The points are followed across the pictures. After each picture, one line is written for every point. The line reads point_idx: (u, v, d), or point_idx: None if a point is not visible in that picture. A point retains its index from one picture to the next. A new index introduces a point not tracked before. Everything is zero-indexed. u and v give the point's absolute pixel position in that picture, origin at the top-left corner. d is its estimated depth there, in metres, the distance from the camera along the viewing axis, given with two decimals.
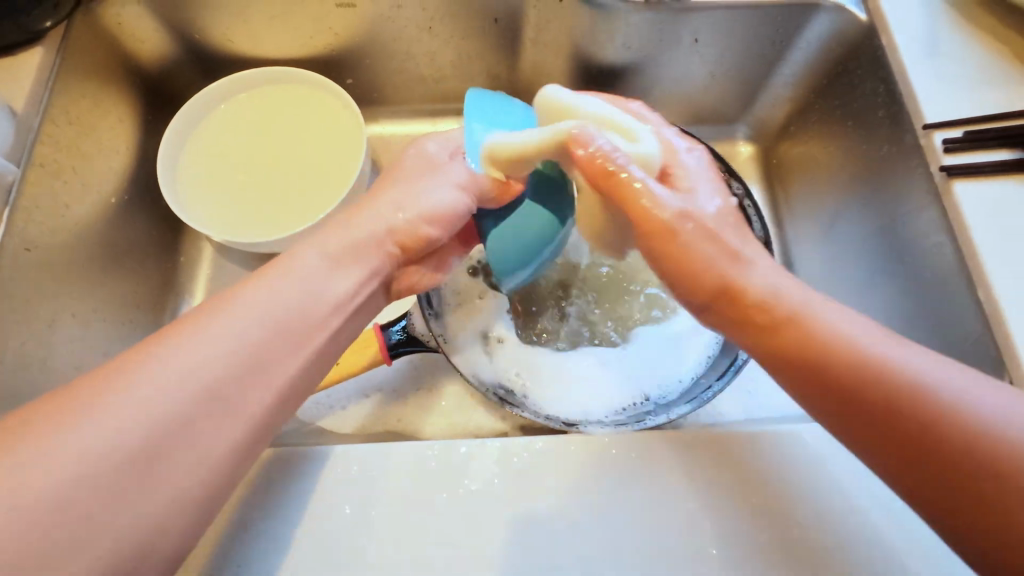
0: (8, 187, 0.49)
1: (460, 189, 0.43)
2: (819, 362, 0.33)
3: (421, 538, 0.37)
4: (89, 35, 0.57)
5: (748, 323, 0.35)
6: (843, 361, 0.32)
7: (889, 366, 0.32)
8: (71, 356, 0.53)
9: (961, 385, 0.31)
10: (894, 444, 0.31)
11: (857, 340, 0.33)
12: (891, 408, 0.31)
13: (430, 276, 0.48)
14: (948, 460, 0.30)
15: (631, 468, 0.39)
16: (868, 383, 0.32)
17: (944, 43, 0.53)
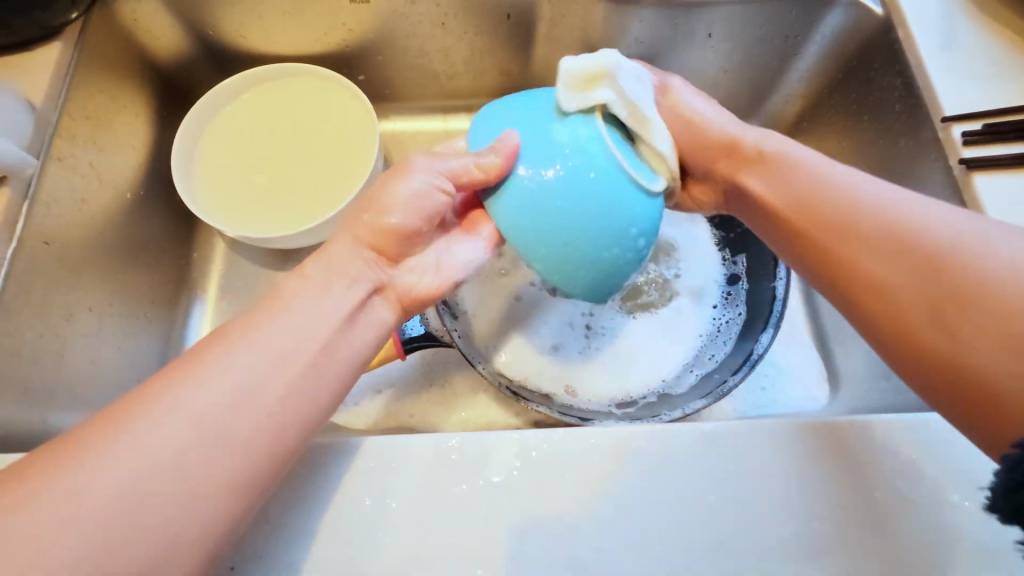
0: (26, 181, 0.49)
1: (431, 181, 0.44)
2: (867, 279, 0.36)
3: (441, 529, 0.37)
4: (106, 31, 0.57)
5: (767, 174, 0.43)
6: (867, 233, 0.36)
7: (917, 223, 0.35)
8: (87, 350, 0.53)
9: (1014, 245, 0.32)
10: (908, 275, 0.34)
11: (818, 171, 0.40)
12: (903, 229, 0.35)
13: (429, 275, 0.47)
14: (928, 294, 0.33)
15: (651, 461, 0.39)
16: (868, 220, 0.36)
17: (962, 36, 0.53)
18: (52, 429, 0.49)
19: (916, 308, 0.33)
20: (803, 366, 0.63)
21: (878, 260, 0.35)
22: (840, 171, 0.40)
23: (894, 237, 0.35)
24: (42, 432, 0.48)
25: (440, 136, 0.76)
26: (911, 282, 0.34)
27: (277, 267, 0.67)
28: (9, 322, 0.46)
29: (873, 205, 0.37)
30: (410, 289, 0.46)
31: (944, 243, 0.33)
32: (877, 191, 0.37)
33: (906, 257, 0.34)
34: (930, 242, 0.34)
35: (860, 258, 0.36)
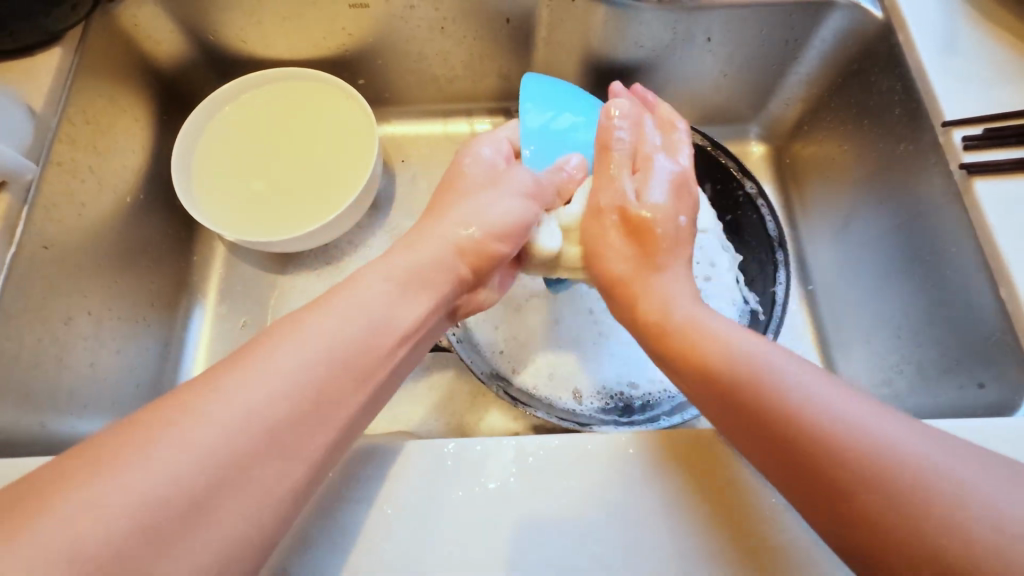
0: (25, 186, 0.49)
1: (525, 205, 0.45)
2: (790, 441, 0.30)
3: (438, 536, 0.37)
4: (106, 36, 0.58)
5: (703, 379, 0.34)
6: (773, 434, 0.30)
7: (788, 390, 0.31)
8: (86, 354, 0.53)
9: (972, 477, 0.26)
10: (846, 525, 0.28)
11: (770, 368, 0.32)
12: (826, 463, 0.28)
13: (496, 293, 0.49)
14: (873, 514, 0.27)
15: (648, 467, 0.39)
16: (825, 449, 0.28)
17: (963, 41, 0.53)
18: (50, 433, 0.49)
19: (875, 523, 0.27)
20: None
21: (790, 450, 0.30)
22: (770, 354, 0.33)
23: (824, 480, 0.28)
24: (40, 436, 0.48)
25: (440, 140, 0.76)
26: (849, 512, 0.27)
27: (278, 271, 0.67)
28: (8, 326, 0.46)
29: (798, 436, 0.29)
30: (479, 305, 0.48)
31: (874, 453, 0.28)
32: (816, 411, 0.30)
33: (863, 516, 0.27)
34: (862, 478, 0.27)
35: (786, 423, 0.30)
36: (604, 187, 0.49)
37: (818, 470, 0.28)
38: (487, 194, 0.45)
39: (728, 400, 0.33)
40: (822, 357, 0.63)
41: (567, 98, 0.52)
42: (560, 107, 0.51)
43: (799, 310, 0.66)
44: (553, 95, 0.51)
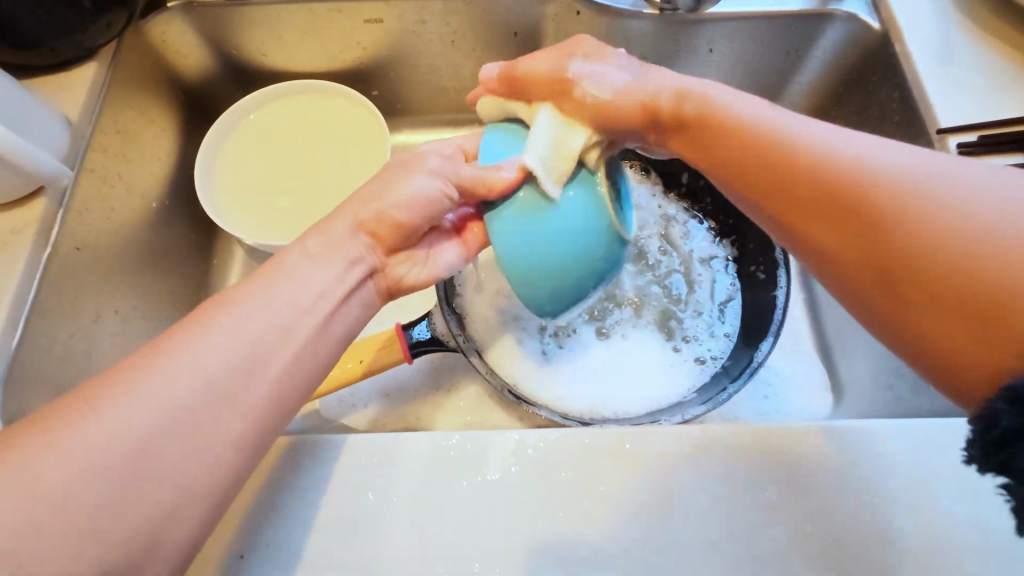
0: (61, 191, 0.52)
1: (437, 187, 0.42)
2: (800, 182, 0.36)
3: (440, 523, 0.38)
4: (137, 51, 0.61)
5: (722, 163, 0.40)
6: (772, 153, 0.37)
7: (794, 142, 0.37)
8: (113, 350, 0.56)
9: (993, 216, 0.29)
10: (875, 254, 0.33)
11: (800, 131, 0.37)
12: (841, 194, 0.34)
13: (416, 271, 0.47)
14: (899, 240, 0.32)
15: (645, 461, 0.40)
16: (805, 173, 0.35)
17: (959, 51, 0.54)
18: None
19: (884, 230, 0.32)
20: (806, 375, 0.63)
21: (814, 184, 0.35)
22: (792, 118, 0.38)
23: (840, 205, 0.34)
24: None
25: None
26: (863, 255, 0.33)
27: None
28: (43, 321, 0.49)
29: (815, 181, 0.35)
30: (400, 278, 0.46)
31: (862, 171, 0.33)
32: (839, 143, 0.35)
33: (848, 232, 0.34)
34: (883, 209, 0.32)
35: (808, 180, 0.35)
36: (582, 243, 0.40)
37: (843, 192, 0.34)
38: (398, 176, 0.44)
39: (770, 200, 0.38)
40: (824, 361, 0.63)
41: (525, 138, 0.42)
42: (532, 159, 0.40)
43: (802, 316, 0.67)
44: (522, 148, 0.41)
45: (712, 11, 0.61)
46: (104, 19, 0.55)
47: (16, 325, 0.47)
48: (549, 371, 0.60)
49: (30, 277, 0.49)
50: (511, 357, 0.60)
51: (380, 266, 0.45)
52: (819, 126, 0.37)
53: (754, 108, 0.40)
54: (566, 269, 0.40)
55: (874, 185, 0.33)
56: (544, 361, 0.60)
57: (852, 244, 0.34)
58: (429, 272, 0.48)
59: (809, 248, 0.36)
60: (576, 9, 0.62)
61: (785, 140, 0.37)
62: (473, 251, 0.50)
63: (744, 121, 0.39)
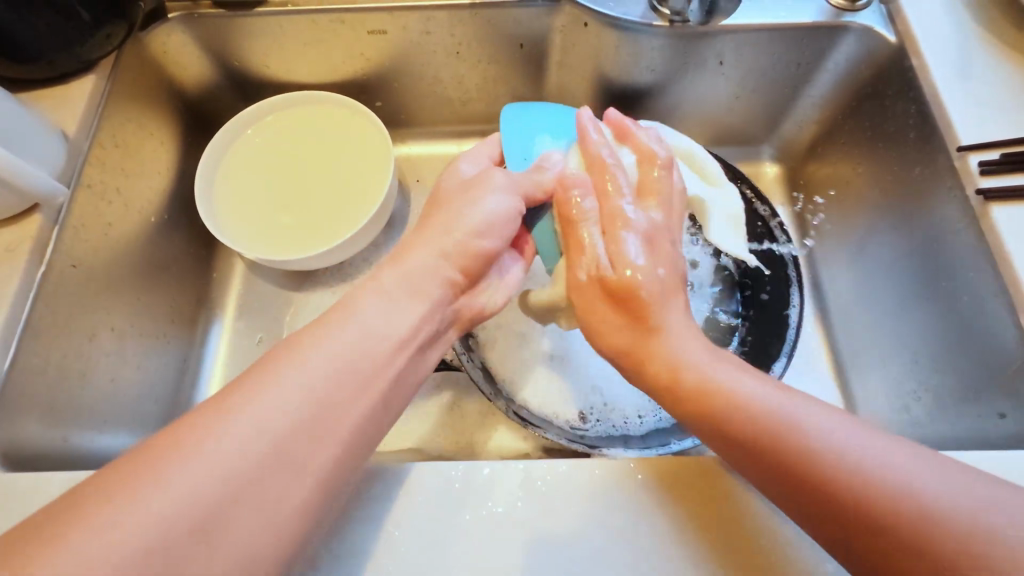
0: (56, 208, 0.51)
1: (511, 202, 0.46)
2: (765, 450, 0.33)
3: (444, 559, 0.37)
4: (137, 63, 0.60)
5: (677, 391, 0.38)
6: (744, 429, 0.34)
7: (745, 403, 0.35)
8: (109, 369, 0.54)
9: (908, 467, 0.31)
10: (797, 489, 0.32)
11: (772, 405, 0.35)
12: (749, 433, 0.34)
13: (498, 292, 0.49)
14: (833, 504, 0.31)
15: (656, 495, 0.38)
16: (740, 422, 0.35)
17: (978, 66, 0.53)
18: (72, 447, 0.50)
19: (820, 493, 0.31)
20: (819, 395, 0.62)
21: (756, 441, 0.34)
22: (762, 392, 0.36)
23: (776, 463, 0.33)
24: (64, 451, 0.49)
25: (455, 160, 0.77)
26: (799, 492, 0.32)
27: (295, 288, 0.69)
28: (36, 343, 0.48)
29: (756, 437, 0.34)
30: (483, 304, 0.48)
31: (795, 438, 0.33)
32: (715, 373, 0.37)
33: (795, 481, 0.32)
34: (821, 471, 0.31)
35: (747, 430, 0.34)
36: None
37: (794, 460, 0.32)
38: (469, 197, 0.46)
39: (643, 376, 0.41)
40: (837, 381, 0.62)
41: (532, 124, 0.53)
42: (547, 134, 0.53)
43: (814, 334, 0.65)
44: (543, 120, 0.54)
45: (723, 24, 0.59)
46: (102, 31, 0.54)
47: (9, 347, 0.46)
48: (560, 395, 0.57)
49: (22, 298, 0.47)
50: (517, 379, 0.58)
51: (460, 299, 0.45)
52: (783, 394, 0.35)
53: (750, 376, 0.37)
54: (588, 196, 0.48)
55: (802, 462, 0.32)
56: (553, 384, 0.58)
57: (789, 472, 0.32)
58: (504, 292, 0.49)
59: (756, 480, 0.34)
60: (584, 21, 0.61)
61: (679, 368, 0.38)
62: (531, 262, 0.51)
63: (672, 360, 0.39)
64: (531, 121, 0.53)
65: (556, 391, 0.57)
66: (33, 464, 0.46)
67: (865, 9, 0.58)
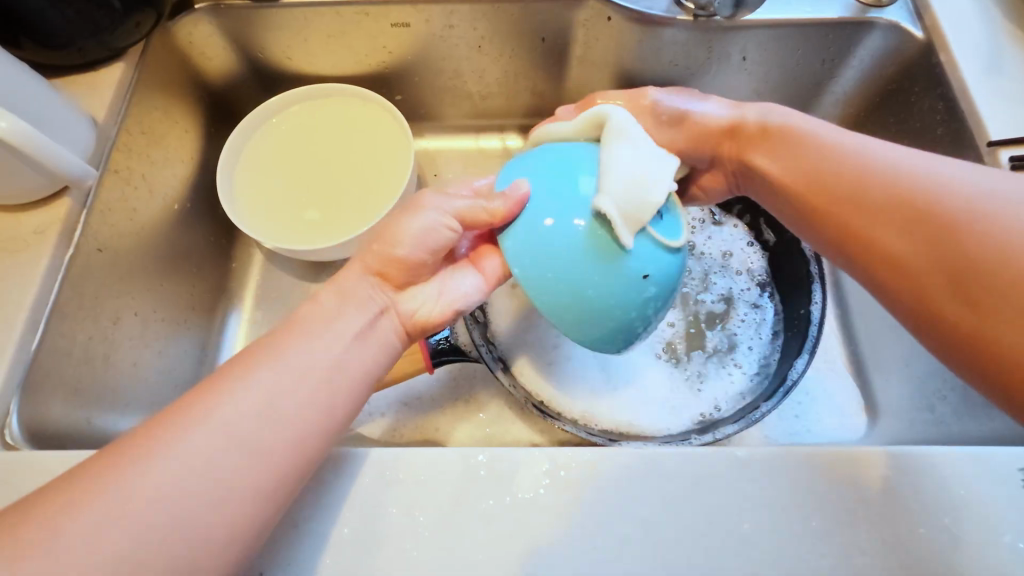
0: (85, 192, 0.51)
1: (439, 220, 0.43)
2: (904, 218, 0.37)
3: (466, 546, 0.37)
4: (163, 53, 0.61)
5: (824, 197, 0.41)
6: (894, 197, 0.37)
7: (864, 153, 0.40)
8: (131, 353, 0.55)
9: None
10: (935, 253, 0.35)
11: (892, 161, 0.39)
12: (813, 172, 0.42)
13: (431, 304, 0.46)
14: (973, 254, 0.33)
15: (680, 485, 0.38)
16: (904, 196, 0.37)
17: (1007, 63, 0.53)
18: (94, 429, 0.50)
19: (952, 256, 0.34)
20: (839, 394, 0.61)
21: (921, 225, 0.36)
22: (886, 147, 0.40)
23: (910, 211, 0.36)
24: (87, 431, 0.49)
25: (473, 155, 0.77)
26: (922, 245, 0.36)
27: (312, 279, 0.69)
28: (63, 324, 0.49)
29: (910, 207, 0.37)
30: (415, 312, 0.45)
31: (954, 205, 0.35)
32: (872, 150, 0.40)
33: (880, 215, 0.38)
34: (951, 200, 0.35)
35: (855, 165, 0.40)
36: (643, 256, 0.38)
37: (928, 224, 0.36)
38: (407, 212, 0.44)
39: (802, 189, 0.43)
40: (858, 379, 0.61)
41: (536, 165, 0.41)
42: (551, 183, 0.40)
43: (833, 331, 0.65)
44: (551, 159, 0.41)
45: (747, 19, 0.59)
46: (132, 20, 0.55)
47: (37, 327, 0.46)
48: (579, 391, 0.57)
49: (52, 280, 0.48)
50: (535, 373, 0.58)
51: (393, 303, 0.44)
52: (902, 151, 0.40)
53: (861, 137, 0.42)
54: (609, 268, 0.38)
55: (944, 208, 0.35)
56: (572, 378, 0.58)
57: (850, 216, 0.39)
58: (441, 306, 0.46)
59: (819, 237, 0.42)
60: (607, 15, 0.61)
61: (771, 127, 0.46)
62: (490, 284, 0.47)
63: (763, 116, 0.47)
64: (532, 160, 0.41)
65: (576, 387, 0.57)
66: (57, 444, 0.46)
67: (892, 4, 0.58)
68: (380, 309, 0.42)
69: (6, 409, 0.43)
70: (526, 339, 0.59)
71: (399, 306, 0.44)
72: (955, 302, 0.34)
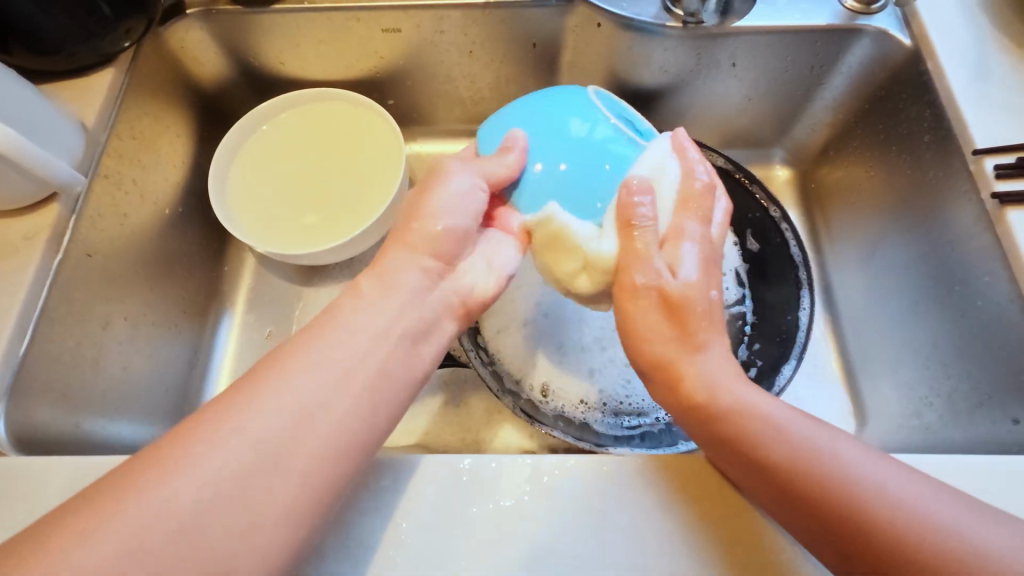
0: (75, 197, 0.51)
1: (474, 184, 0.44)
2: (804, 494, 0.33)
3: (449, 552, 0.37)
4: (155, 58, 0.61)
5: (716, 442, 0.37)
6: (793, 472, 0.34)
7: (756, 416, 0.36)
8: (121, 358, 0.55)
9: (916, 496, 0.32)
10: (842, 557, 0.32)
11: (779, 425, 0.36)
12: (777, 462, 0.34)
13: (485, 278, 0.46)
14: (880, 551, 0.31)
15: (663, 492, 0.38)
16: (806, 474, 0.33)
17: (994, 71, 0.53)
18: (84, 433, 0.50)
19: (857, 548, 0.32)
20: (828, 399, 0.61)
21: (829, 507, 0.32)
22: (775, 408, 0.37)
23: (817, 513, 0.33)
24: (76, 436, 0.49)
25: None
26: (823, 524, 0.33)
27: (304, 283, 0.69)
28: (52, 329, 0.49)
29: (815, 485, 0.33)
30: (469, 289, 0.46)
31: (852, 491, 0.32)
32: (764, 415, 0.36)
33: (787, 499, 0.34)
34: (846, 493, 0.32)
35: (844, 500, 0.32)
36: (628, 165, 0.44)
37: (835, 507, 0.32)
38: (433, 188, 0.45)
39: (678, 399, 0.39)
40: (846, 385, 0.62)
41: (523, 112, 0.47)
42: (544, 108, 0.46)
43: (823, 337, 0.65)
44: (538, 101, 0.47)
45: (735, 26, 0.59)
46: (123, 26, 0.55)
47: (26, 332, 0.47)
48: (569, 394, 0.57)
49: (41, 285, 0.48)
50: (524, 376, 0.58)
51: (443, 280, 0.44)
52: (783, 407, 0.37)
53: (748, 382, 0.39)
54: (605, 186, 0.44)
55: (843, 500, 0.32)
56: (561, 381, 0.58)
57: (840, 537, 0.32)
58: (495, 277, 0.47)
59: (788, 521, 0.34)
60: (597, 21, 0.61)
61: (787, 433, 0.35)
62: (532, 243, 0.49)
63: (708, 382, 0.38)
64: (517, 109, 0.47)
65: (566, 390, 0.57)
66: (45, 448, 0.46)
67: (880, 12, 0.58)
68: (426, 291, 0.43)
69: None
70: (517, 340, 0.60)
71: (452, 282, 0.45)
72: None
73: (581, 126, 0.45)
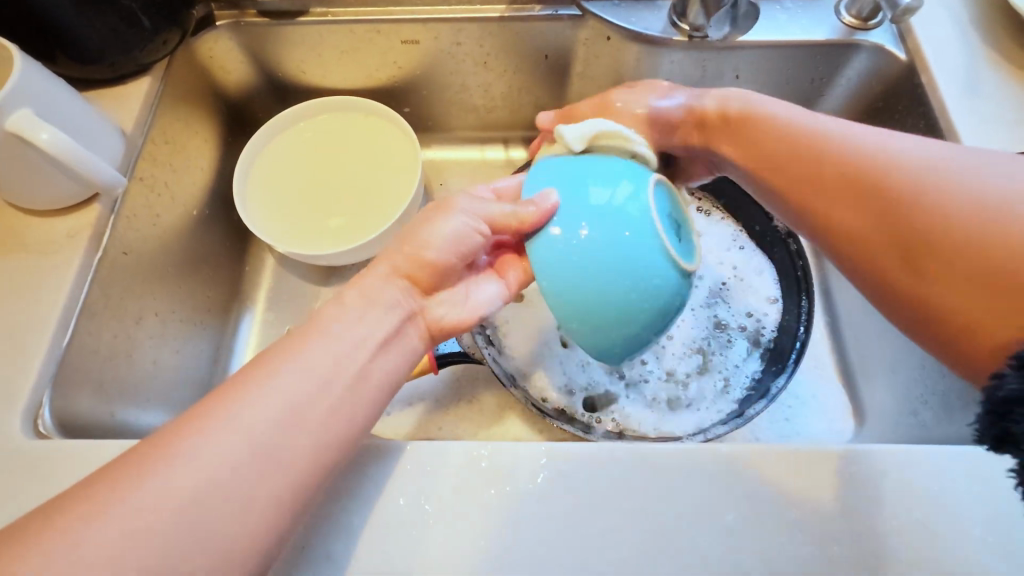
0: (114, 198, 0.55)
1: (470, 225, 0.44)
2: (885, 210, 0.38)
3: (468, 533, 0.39)
4: (186, 67, 0.64)
5: (812, 186, 0.42)
6: (861, 183, 0.40)
7: (851, 145, 0.41)
8: (151, 351, 0.58)
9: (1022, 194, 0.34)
10: (898, 239, 0.38)
11: (889, 151, 0.40)
12: (867, 185, 0.39)
13: (458, 310, 0.47)
14: (960, 247, 0.35)
15: (671, 476, 0.41)
16: (896, 187, 0.38)
17: (985, 84, 0.56)
18: (118, 421, 0.53)
19: (925, 248, 0.36)
20: (829, 399, 0.63)
21: (923, 221, 0.36)
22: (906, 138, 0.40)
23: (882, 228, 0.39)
24: (111, 424, 0.52)
25: (478, 165, 0.80)
26: (900, 235, 0.38)
27: (322, 283, 0.72)
28: (92, 322, 0.51)
29: (907, 203, 0.37)
30: (442, 317, 0.46)
31: (936, 193, 0.36)
32: (876, 147, 0.40)
33: (866, 215, 0.39)
34: (948, 210, 0.35)
35: (861, 183, 0.40)
36: (655, 267, 0.39)
37: (915, 222, 0.37)
38: (433, 216, 0.45)
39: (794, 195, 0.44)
40: (844, 383, 0.64)
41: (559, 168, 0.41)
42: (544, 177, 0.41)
43: (822, 338, 0.67)
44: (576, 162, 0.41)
45: (739, 40, 0.62)
46: (160, 38, 0.59)
47: (68, 324, 0.49)
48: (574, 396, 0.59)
49: (81, 281, 0.51)
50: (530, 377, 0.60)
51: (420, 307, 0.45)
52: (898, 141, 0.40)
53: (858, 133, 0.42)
54: (621, 275, 0.38)
55: (919, 198, 0.37)
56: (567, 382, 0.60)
57: (892, 232, 0.38)
58: (466, 311, 0.47)
59: (861, 236, 0.40)
60: (607, 34, 0.64)
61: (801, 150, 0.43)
62: (512, 290, 0.48)
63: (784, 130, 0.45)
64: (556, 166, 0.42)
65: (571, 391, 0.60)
66: (85, 434, 0.49)
67: (877, 28, 0.61)
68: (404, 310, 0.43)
69: (38, 401, 0.46)
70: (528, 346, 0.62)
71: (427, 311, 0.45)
72: (908, 301, 0.38)
73: (626, 210, 0.39)
